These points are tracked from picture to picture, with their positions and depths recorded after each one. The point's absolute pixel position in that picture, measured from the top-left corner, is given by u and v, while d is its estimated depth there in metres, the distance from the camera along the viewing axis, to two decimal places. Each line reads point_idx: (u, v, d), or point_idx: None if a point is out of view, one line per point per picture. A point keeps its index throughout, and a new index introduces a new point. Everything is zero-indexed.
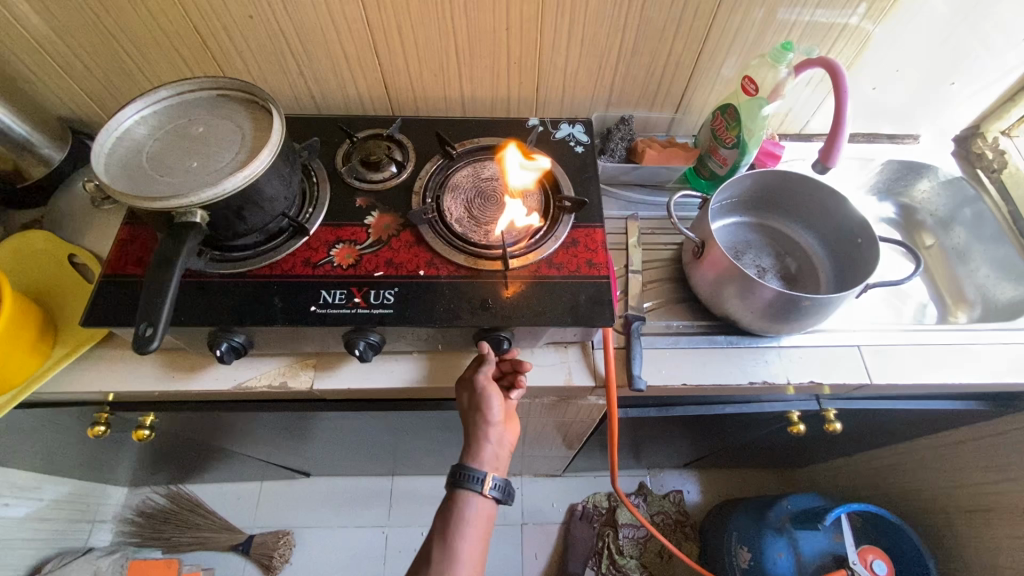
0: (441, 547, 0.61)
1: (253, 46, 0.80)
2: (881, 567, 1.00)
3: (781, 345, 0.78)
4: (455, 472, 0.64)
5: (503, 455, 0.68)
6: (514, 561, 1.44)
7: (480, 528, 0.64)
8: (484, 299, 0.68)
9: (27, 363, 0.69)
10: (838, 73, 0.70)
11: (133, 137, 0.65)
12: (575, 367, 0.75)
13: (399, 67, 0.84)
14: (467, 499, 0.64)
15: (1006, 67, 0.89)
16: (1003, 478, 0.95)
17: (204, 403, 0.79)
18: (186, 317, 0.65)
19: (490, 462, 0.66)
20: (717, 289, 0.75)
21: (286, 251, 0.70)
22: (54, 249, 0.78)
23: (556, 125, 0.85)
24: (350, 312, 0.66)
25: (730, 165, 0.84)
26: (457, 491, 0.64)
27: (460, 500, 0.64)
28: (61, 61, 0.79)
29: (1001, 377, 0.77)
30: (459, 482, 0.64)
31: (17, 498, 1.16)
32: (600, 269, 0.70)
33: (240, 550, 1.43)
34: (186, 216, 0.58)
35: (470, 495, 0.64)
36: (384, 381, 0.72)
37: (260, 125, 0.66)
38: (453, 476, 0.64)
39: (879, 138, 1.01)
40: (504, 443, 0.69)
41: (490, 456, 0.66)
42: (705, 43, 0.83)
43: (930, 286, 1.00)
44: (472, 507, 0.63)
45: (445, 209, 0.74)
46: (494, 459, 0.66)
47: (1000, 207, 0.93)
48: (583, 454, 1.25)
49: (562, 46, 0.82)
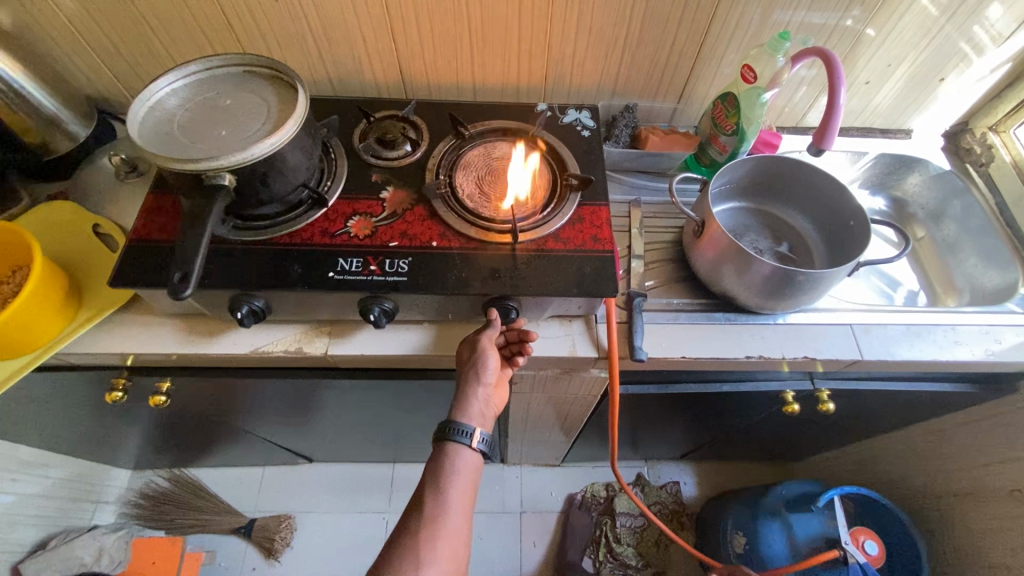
0: (434, 493, 0.62)
1: (277, 29, 0.84)
2: (872, 546, 1.01)
3: (777, 323, 0.81)
4: (445, 425, 0.66)
5: (489, 415, 0.71)
6: (513, 548, 1.46)
7: (469, 480, 0.65)
8: (493, 269, 0.71)
9: (52, 323, 0.72)
10: (832, 62, 0.74)
11: (165, 108, 0.68)
12: (579, 339, 0.78)
13: (414, 52, 0.88)
14: (456, 451, 0.65)
15: (992, 64, 0.93)
16: (992, 461, 0.98)
17: (220, 368, 0.82)
18: (209, 281, 0.68)
19: (478, 418, 0.68)
20: (717, 267, 0.79)
21: (305, 221, 0.73)
22: (79, 219, 0.80)
23: (563, 111, 0.88)
24: (366, 279, 0.69)
25: (729, 152, 0.88)
26: (446, 444, 0.66)
27: (449, 453, 0.65)
28: (90, 38, 0.83)
29: (986, 356, 0.80)
30: (449, 435, 0.65)
31: (25, 474, 1.18)
32: (605, 244, 0.74)
33: (242, 532, 1.44)
34: (215, 179, 0.61)
35: (459, 447, 0.65)
36: (395, 348, 0.75)
37: (284, 100, 0.69)
38: (442, 429, 0.66)
39: (872, 132, 1.04)
40: (491, 404, 0.71)
41: (478, 413, 0.68)
42: (707, 34, 0.87)
43: (920, 275, 1.03)
44: (462, 458, 0.65)
45: (457, 185, 0.77)
46: (481, 416, 0.69)
47: (988, 198, 0.97)
48: (582, 441, 1.27)
49: (570, 35, 0.86)
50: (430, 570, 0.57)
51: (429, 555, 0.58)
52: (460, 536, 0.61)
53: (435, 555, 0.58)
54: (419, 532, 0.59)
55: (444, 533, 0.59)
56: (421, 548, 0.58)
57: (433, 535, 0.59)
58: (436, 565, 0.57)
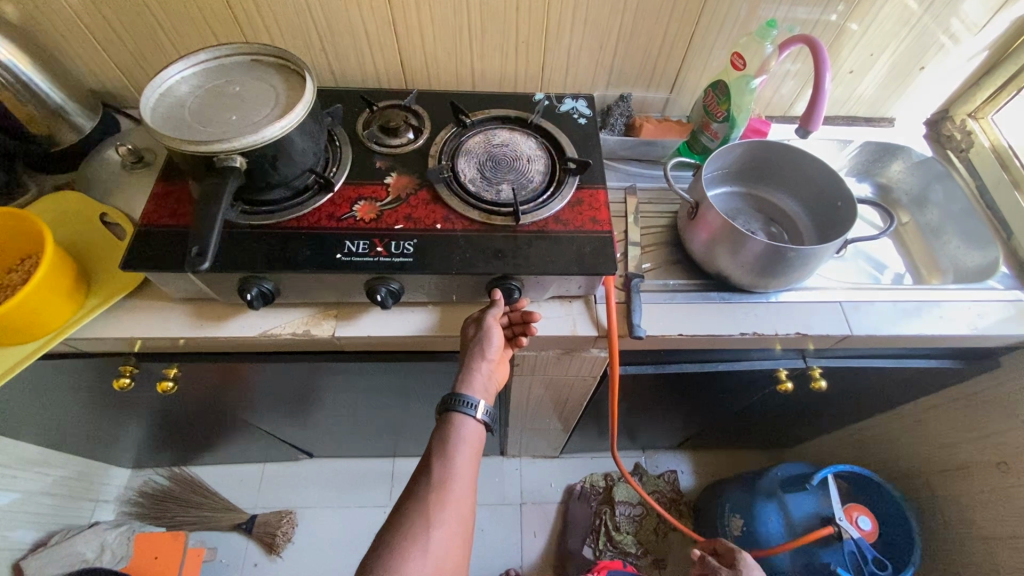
0: (440, 459, 0.64)
1: (281, 22, 0.86)
2: (866, 522, 1.05)
3: (770, 301, 0.84)
4: (450, 397, 0.68)
5: (492, 391, 0.72)
6: (513, 539, 1.47)
7: (473, 449, 0.67)
8: (497, 249, 0.73)
9: (62, 308, 0.73)
10: (817, 49, 0.77)
11: (176, 95, 0.70)
12: (580, 318, 0.80)
13: (416, 45, 0.91)
14: (461, 422, 0.67)
15: (970, 53, 0.97)
16: (978, 435, 1.01)
17: (227, 353, 0.83)
18: (218, 263, 0.69)
19: (481, 392, 0.70)
20: (711, 248, 0.82)
21: (311, 206, 0.75)
22: (86, 208, 0.82)
23: (560, 100, 0.91)
24: (373, 260, 0.71)
25: (721, 139, 0.91)
26: (451, 414, 0.67)
27: (454, 423, 0.67)
28: (97, 32, 0.85)
29: (970, 329, 0.83)
30: (454, 406, 0.67)
31: (26, 471, 1.18)
32: (603, 225, 0.76)
33: (243, 529, 1.44)
34: (227, 161, 0.64)
35: (464, 418, 0.67)
36: (401, 329, 0.77)
37: (292, 87, 0.72)
38: (446, 401, 0.68)
39: (858, 121, 1.08)
40: (494, 380, 0.73)
41: (481, 387, 0.70)
42: (697, 26, 0.90)
43: (906, 258, 1.06)
44: (466, 429, 0.67)
45: (460, 171, 0.80)
46: (485, 391, 0.70)
47: (969, 182, 1.02)
48: (580, 430, 1.29)
49: (567, 26, 0.89)
50: (440, 530, 0.59)
51: (438, 517, 0.60)
52: (467, 502, 0.62)
53: (443, 516, 0.60)
54: (426, 497, 0.61)
55: (451, 498, 0.61)
56: (430, 511, 0.60)
57: (441, 500, 0.61)
58: (445, 526, 0.59)
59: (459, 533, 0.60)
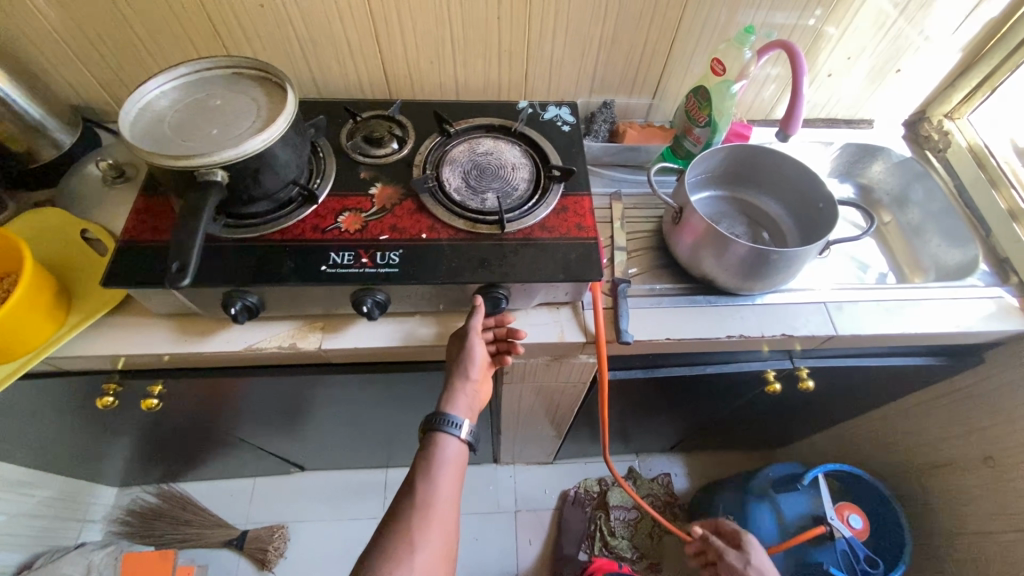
0: (423, 479, 0.63)
1: (263, 34, 0.86)
2: (856, 520, 1.09)
3: (755, 303, 0.85)
4: (433, 417, 0.68)
5: (477, 407, 0.72)
6: (508, 547, 1.46)
7: (456, 469, 0.66)
8: (483, 258, 0.73)
9: (42, 328, 0.72)
10: (795, 54, 0.78)
11: (155, 109, 0.70)
12: (567, 324, 0.80)
13: (398, 55, 0.91)
14: (444, 441, 0.67)
15: (945, 55, 0.99)
16: (964, 431, 1.03)
17: (213, 368, 0.82)
18: (201, 278, 0.69)
19: (465, 409, 0.70)
20: (695, 252, 0.82)
21: (295, 218, 0.74)
22: (67, 225, 0.81)
23: (544, 108, 0.92)
24: (357, 271, 0.71)
25: (703, 143, 0.91)
26: (435, 434, 0.67)
27: (437, 442, 0.67)
28: (76, 48, 0.84)
29: (951, 327, 0.85)
30: (437, 426, 0.67)
31: (10, 494, 1.16)
32: (588, 231, 0.77)
33: (234, 545, 1.42)
34: (209, 175, 0.63)
35: (447, 437, 0.67)
36: (388, 340, 0.77)
37: (273, 99, 0.72)
38: (429, 420, 0.68)
39: (837, 123, 1.10)
40: (478, 396, 0.73)
41: (465, 405, 0.70)
42: (677, 32, 0.91)
43: (888, 258, 1.08)
44: (449, 448, 0.67)
45: (444, 179, 0.80)
46: (469, 409, 0.70)
47: (947, 180, 1.04)
48: (573, 436, 1.29)
49: (548, 35, 0.90)
50: (424, 552, 0.58)
51: (421, 538, 0.59)
52: (449, 521, 0.62)
53: (427, 537, 0.59)
54: (413, 513, 0.61)
55: (434, 519, 0.61)
56: (413, 532, 0.59)
57: (424, 521, 0.60)
58: (429, 546, 0.59)
59: (442, 554, 0.60)
